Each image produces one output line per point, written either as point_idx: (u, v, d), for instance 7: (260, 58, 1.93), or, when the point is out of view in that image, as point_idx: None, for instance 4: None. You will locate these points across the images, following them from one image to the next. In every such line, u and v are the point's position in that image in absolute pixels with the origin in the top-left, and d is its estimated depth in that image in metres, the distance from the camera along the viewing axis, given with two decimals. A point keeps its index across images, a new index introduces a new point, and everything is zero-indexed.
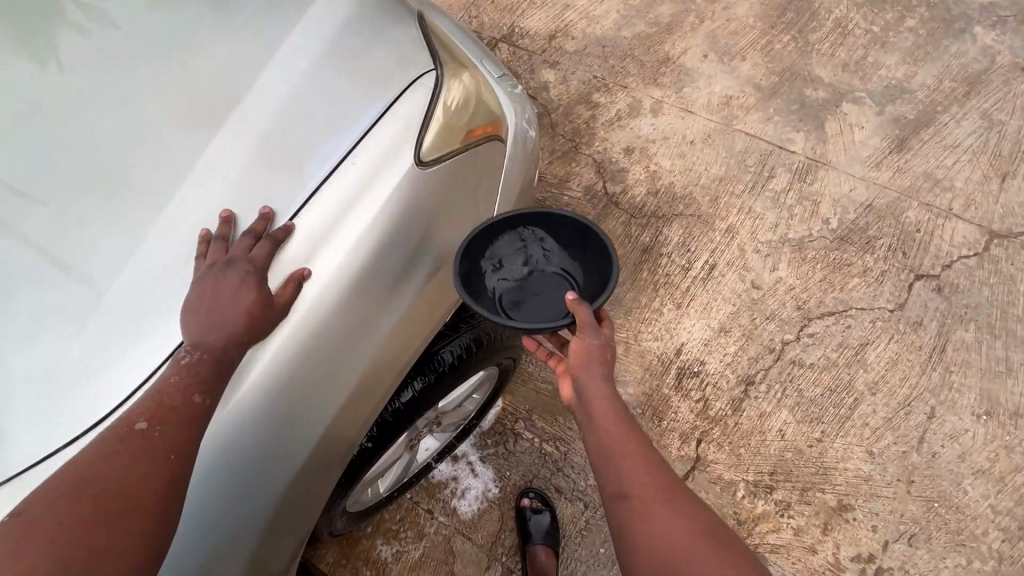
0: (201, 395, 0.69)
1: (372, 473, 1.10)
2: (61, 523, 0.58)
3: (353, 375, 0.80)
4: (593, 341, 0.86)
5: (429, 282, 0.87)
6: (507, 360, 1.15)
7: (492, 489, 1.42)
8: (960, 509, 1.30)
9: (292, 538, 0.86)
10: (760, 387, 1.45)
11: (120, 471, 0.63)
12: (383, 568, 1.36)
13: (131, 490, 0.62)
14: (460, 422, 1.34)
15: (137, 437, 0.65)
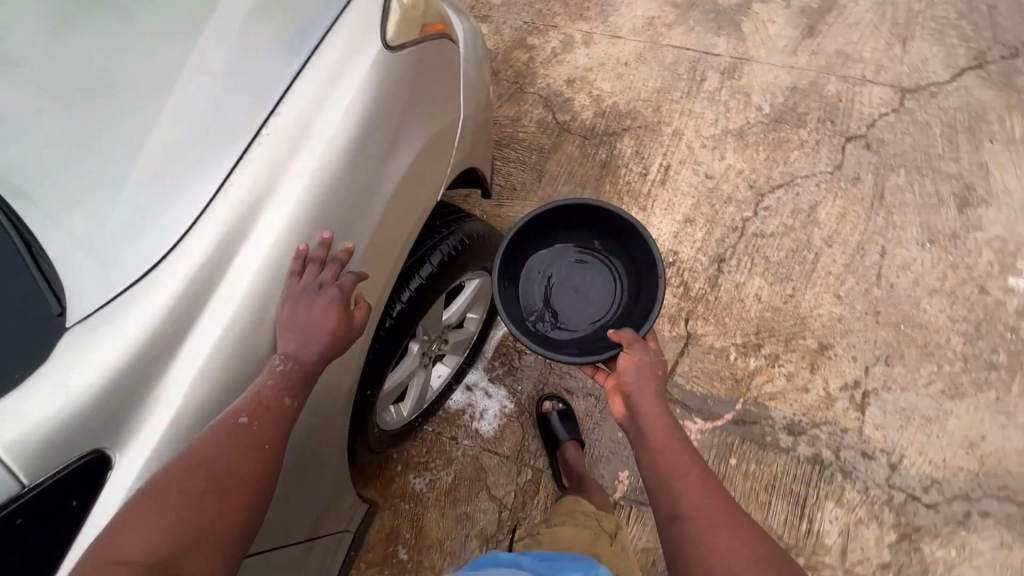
0: (292, 398, 0.67)
1: (391, 389, 1.16)
2: (153, 541, 0.53)
3: None
4: (642, 356, 0.94)
5: (405, 187, 0.85)
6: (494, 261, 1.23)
7: (507, 405, 1.49)
8: (923, 325, 1.44)
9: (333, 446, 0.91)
10: (731, 262, 1.57)
11: (222, 477, 0.59)
12: (420, 498, 1.41)
13: (235, 487, 0.60)
14: (467, 344, 1.41)
15: (237, 432, 0.61)
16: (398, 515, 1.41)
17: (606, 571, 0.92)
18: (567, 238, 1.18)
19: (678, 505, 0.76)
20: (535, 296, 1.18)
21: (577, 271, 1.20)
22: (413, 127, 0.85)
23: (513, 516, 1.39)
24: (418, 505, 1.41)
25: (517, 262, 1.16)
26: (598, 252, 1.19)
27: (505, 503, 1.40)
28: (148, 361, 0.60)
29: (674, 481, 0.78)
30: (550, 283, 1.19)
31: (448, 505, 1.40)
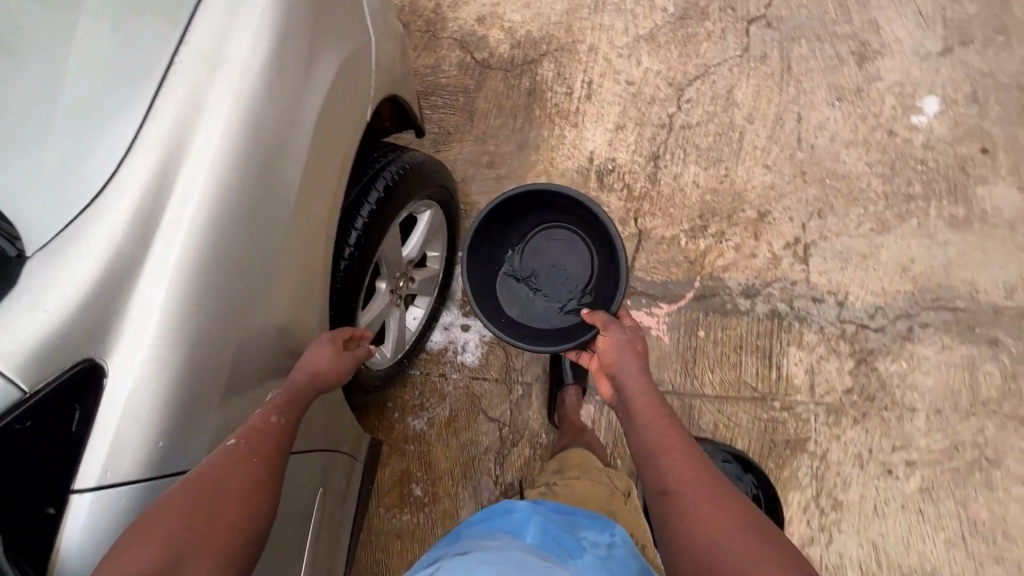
0: (277, 415, 0.77)
1: (369, 328, 1.19)
2: (155, 543, 0.60)
3: (283, 217, 0.80)
4: (619, 336, 1.02)
5: (327, 117, 0.87)
6: (435, 189, 1.26)
7: (486, 333, 1.55)
8: (845, 176, 1.56)
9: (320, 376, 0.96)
10: (665, 157, 1.65)
11: (218, 492, 0.66)
12: (423, 437, 1.47)
13: (229, 504, 0.67)
14: (435, 283, 1.45)
15: (229, 452, 0.70)
16: (405, 457, 1.46)
17: (621, 529, 0.96)
18: (545, 215, 1.22)
19: (663, 479, 0.82)
20: (513, 277, 1.23)
21: (556, 247, 1.23)
22: (322, 54, 0.87)
23: (513, 431, 1.46)
24: (423, 443, 1.47)
25: (488, 248, 1.20)
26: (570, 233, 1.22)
27: (504, 421, 1.47)
28: (112, 290, 0.64)
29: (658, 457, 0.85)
30: (530, 262, 1.24)
31: (450, 436, 1.47)
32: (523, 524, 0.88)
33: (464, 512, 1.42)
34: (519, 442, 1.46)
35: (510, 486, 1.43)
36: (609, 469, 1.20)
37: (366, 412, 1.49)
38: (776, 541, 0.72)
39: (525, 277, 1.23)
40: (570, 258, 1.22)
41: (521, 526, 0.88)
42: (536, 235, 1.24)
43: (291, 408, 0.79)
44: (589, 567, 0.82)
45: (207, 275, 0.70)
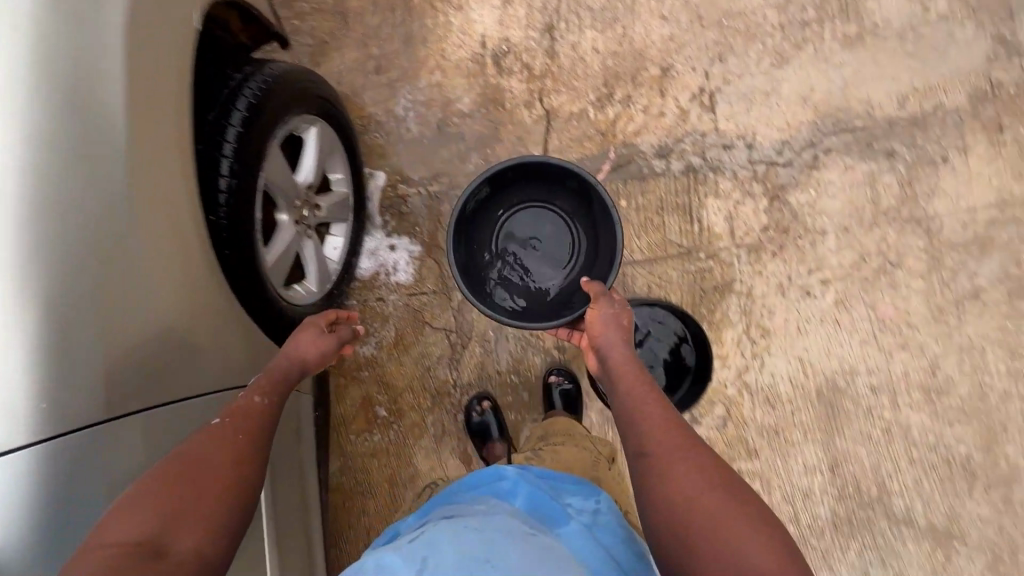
0: (261, 395, 0.91)
1: (281, 266, 1.14)
2: (144, 515, 0.67)
3: (124, 199, 0.76)
4: (606, 308, 1.06)
5: (141, 73, 0.79)
6: (310, 105, 1.16)
7: (414, 249, 1.52)
8: (741, 12, 1.52)
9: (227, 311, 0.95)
10: (560, 27, 1.55)
11: (202, 468, 0.75)
12: (376, 361, 1.49)
13: (211, 477, 0.75)
14: (348, 208, 1.39)
15: (214, 428, 0.81)
16: (363, 383, 1.49)
17: (605, 497, 0.98)
18: (534, 191, 1.27)
19: (644, 442, 0.85)
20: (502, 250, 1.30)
21: (543, 222, 1.31)
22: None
23: (461, 335, 1.49)
24: (377, 367, 1.49)
25: (473, 224, 1.25)
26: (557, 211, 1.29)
27: (450, 328, 1.49)
28: None
29: (640, 422, 0.88)
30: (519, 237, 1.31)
31: (402, 354, 1.49)
32: (511, 492, 0.93)
33: (431, 419, 1.48)
34: (469, 344, 1.48)
35: (469, 386, 1.48)
36: (590, 437, 1.27)
37: None
38: (751, 506, 0.75)
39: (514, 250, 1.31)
40: (555, 232, 1.30)
41: (509, 495, 0.92)
42: (523, 212, 1.30)
43: (272, 390, 0.93)
44: (572, 535, 0.85)
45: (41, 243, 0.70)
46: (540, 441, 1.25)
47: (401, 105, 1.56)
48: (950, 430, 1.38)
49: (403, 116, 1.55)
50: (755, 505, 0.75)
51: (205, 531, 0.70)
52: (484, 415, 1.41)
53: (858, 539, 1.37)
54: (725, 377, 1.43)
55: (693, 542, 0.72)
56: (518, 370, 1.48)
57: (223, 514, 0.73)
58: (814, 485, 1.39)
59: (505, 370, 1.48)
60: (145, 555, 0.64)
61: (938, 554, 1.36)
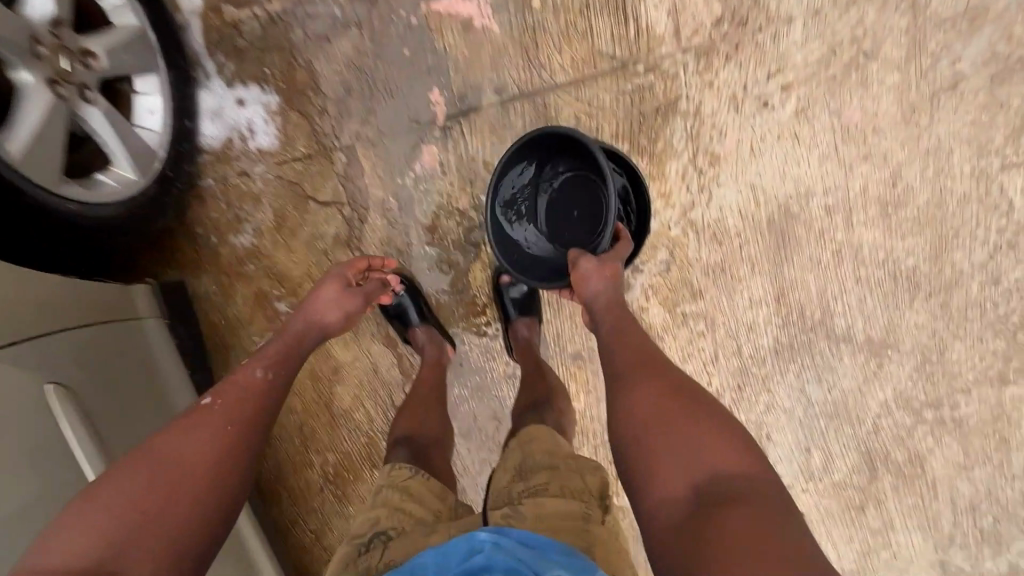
0: (262, 370, 0.90)
1: (35, 154, 0.85)
2: (106, 517, 0.69)
3: None
4: (585, 263, 1.04)
5: None
6: None
7: (270, 99, 1.16)
8: None
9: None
10: None
11: (178, 464, 0.76)
12: (259, 251, 1.23)
13: (181, 476, 0.75)
14: (151, 51, 0.99)
15: (201, 412, 0.83)
16: (251, 279, 1.24)
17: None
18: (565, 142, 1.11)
19: (620, 371, 0.91)
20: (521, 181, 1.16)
21: (571, 223, 1.18)
22: None
23: (356, 208, 1.21)
24: (262, 258, 1.23)
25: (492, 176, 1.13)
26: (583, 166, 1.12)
27: (340, 201, 1.21)
28: None
29: (616, 354, 0.94)
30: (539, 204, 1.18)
31: (288, 238, 1.22)
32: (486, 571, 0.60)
33: None
34: (368, 217, 1.22)
35: None
36: (589, 465, 0.81)
37: (176, 245, 1.22)
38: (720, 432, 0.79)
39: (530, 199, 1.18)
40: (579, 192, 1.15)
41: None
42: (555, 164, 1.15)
43: (278, 367, 0.92)
44: None
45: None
46: (512, 475, 0.81)
47: None
48: (901, 244, 1.29)
49: None
50: (722, 430, 0.79)
51: (183, 524, 0.72)
52: (399, 299, 1.21)
53: (798, 362, 1.36)
54: (668, 217, 1.26)
55: (652, 462, 0.79)
56: (432, 240, 1.24)
57: (203, 503, 0.75)
58: (758, 317, 1.32)
59: (417, 242, 1.24)
60: None
61: (870, 364, 1.37)
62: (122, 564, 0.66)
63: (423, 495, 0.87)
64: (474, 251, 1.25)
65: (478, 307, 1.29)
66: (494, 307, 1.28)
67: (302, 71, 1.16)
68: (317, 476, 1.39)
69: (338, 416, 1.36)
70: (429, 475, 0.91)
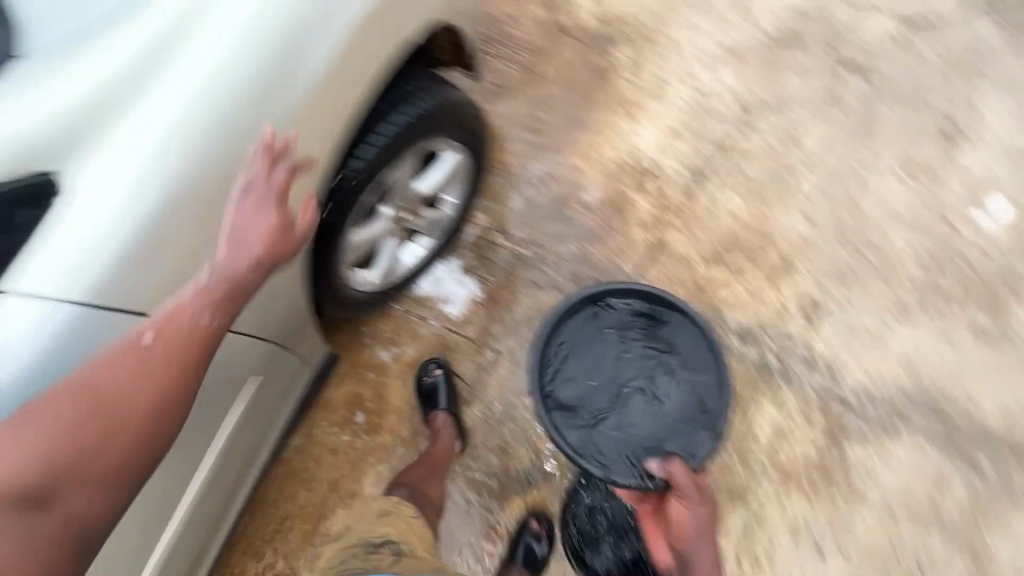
0: (207, 315, 0.70)
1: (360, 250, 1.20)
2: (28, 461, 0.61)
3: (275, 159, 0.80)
4: (693, 504, 0.99)
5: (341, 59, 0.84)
6: (448, 136, 1.21)
7: (478, 292, 1.55)
8: (884, 250, 1.51)
9: (291, 208, 0.86)
10: (710, 176, 1.60)
11: (107, 419, 0.65)
12: (385, 368, 1.50)
13: (105, 444, 0.65)
14: (442, 226, 1.44)
15: (139, 350, 0.66)
16: (363, 383, 1.49)
17: None
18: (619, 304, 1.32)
19: None
20: (617, 337, 1.29)
21: (640, 360, 1.27)
22: None
23: (471, 391, 1.48)
24: (383, 375, 1.50)
25: (578, 330, 1.31)
26: (640, 320, 1.30)
27: (465, 379, 1.49)
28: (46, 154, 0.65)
29: None
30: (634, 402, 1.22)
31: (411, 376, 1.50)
32: None
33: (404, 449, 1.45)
34: (473, 404, 1.47)
35: None
36: None
37: (337, 328, 1.50)
38: None
39: (626, 353, 1.27)
40: (645, 340, 1.29)
41: None
42: (612, 312, 1.32)
43: (224, 308, 0.71)
44: None
45: (219, 59, 0.72)
46: None
47: (538, 165, 1.63)
48: None
49: (536, 175, 1.62)
50: None
51: (80, 511, 0.64)
52: (433, 387, 1.43)
53: None
54: None
55: None
56: (502, 452, 1.44)
57: (106, 485, 0.66)
58: None
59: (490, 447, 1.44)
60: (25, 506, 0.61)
61: None
62: (56, 496, 0.63)
63: (417, 533, 1.02)
64: (525, 487, 1.42)
65: (495, 532, 1.40)
66: (506, 541, 1.39)
67: (508, 292, 1.54)
68: (257, 569, 1.39)
69: (320, 532, 1.41)
70: (416, 518, 1.08)
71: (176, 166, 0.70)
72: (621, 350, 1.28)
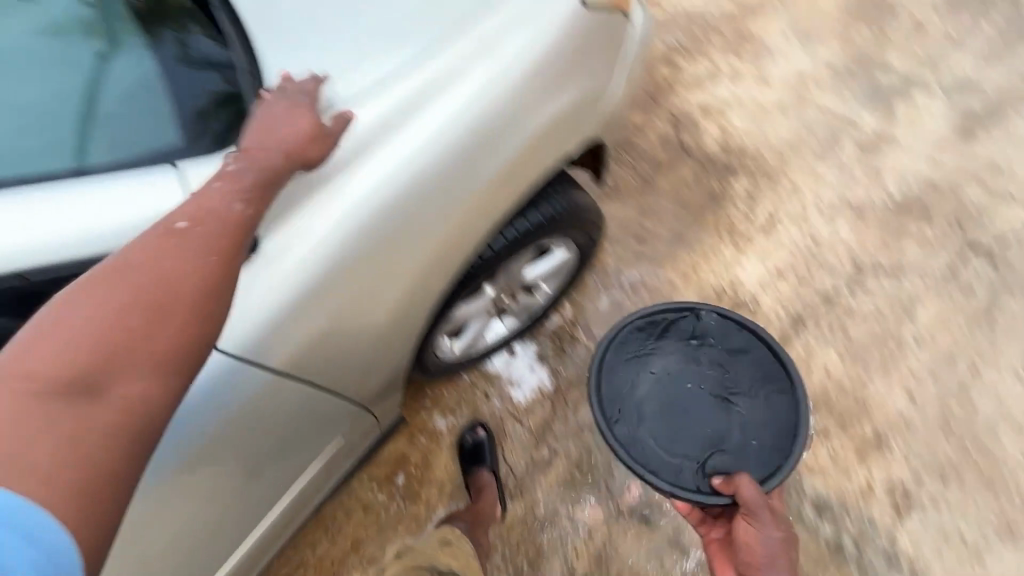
0: (241, 203, 0.67)
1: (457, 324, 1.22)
2: (82, 351, 0.56)
3: (424, 245, 0.87)
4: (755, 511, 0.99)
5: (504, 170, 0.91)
6: (568, 237, 1.24)
7: (547, 383, 1.52)
8: (992, 452, 1.38)
9: (422, 283, 0.91)
10: (809, 325, 1.55)
11: (156, 293, 0.61)
12: (437, 436, 1.47)
13: (155, 322, 0.60)
14: (529, 312, 1.46)
15: (176, 235, 0.64)
16: (412, 446, 1.47)
17: None
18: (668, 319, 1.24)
19: None
20: (671, 358, 1.21)
21: (701, 378, 1.19)
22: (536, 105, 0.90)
23: (518, 484, 1.43)
24: (434, 442, 1.47)
25: (631, 347, 1.22)
26: (701, 335, 1.22)
27: (515, 470, 1.44)
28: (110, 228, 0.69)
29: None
30: (688, 403, 1.16)
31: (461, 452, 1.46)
32: None
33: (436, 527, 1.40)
34: (517, 499, 1.42)
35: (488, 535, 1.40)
36: None
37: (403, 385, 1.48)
38: None
39: (682, 375, 1.19)
40: (707, 356, 1.21)
41: None
42: (665, 325, 1.23)
43: (263, 196, 0.69)
44: None
45: (414, 150, 0.80)
46: None
47: (634, 272, 1.63)
48: None
49: (630, 281, 1.62)
50: None
51: (138, 398, 0.58)
52: (478, 441, 1.43)
53: None
54: None
55: None
56: (536, 559, 1.37)
57: (165, 383, 0.60)
58: None
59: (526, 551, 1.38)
60: (77, 391, 0.55)
61: None
62: (114, 381, 0.57)
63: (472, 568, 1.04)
64: None
65: None
66: None
67: (577, 392, 1.51)
68: None
69: None
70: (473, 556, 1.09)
71: (348, 238, 0.78)
72: (678, 369, 1.20)
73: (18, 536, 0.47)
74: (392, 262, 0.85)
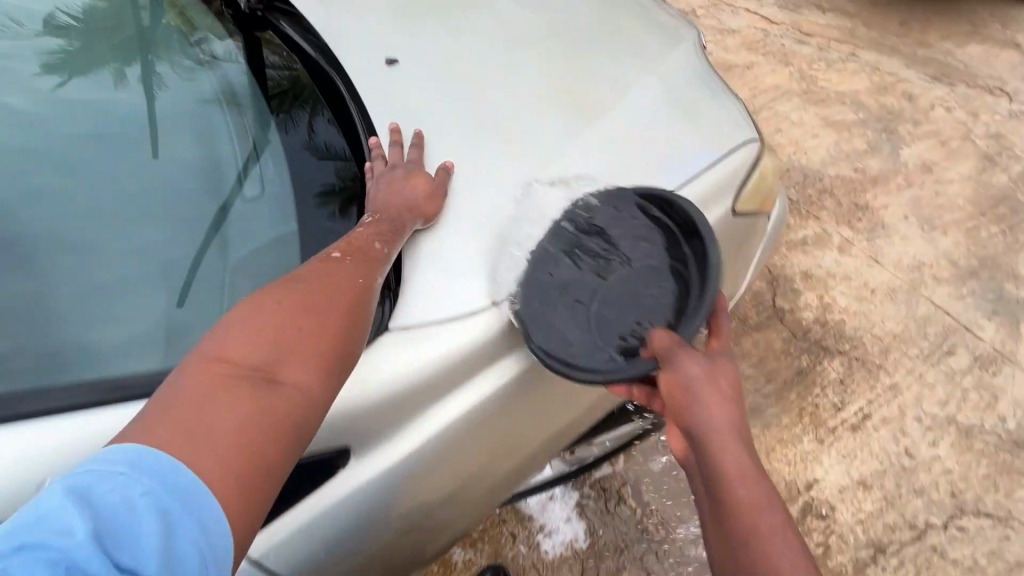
0: (380, 243, 0.84)
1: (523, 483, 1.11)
2: (255, 338, 0.63)
3: (522, 437, 0.94)
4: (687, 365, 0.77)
5: None
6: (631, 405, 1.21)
7: (581, 539, 1.38)
8: None
9: (511, 463, 0.98)
10: (890, 557, 1.36)
11: (320, 296, 0.71)
12: (452, 569, 1.35)
13: (317, 322, 0.68)
14: (579, 460, 1.34)
15: (335, 259, 0.78)
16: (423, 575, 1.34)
17: None
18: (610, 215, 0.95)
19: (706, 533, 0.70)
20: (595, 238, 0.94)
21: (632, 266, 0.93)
22: None
23: None
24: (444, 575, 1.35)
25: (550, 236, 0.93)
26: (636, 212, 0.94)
27: None
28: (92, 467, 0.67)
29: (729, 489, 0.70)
30: (619, 277, 0.93)
31: None
32: None
33: None
34: None
35: None
36: None
37: None
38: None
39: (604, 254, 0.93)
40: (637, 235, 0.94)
41: None
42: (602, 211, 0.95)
43: (392, 237, 0.86)
44: None
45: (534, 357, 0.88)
46: None
47: None
48: None
49: None
50: None
51: (302, 383, 0.63)
52: None
53: None
54: None
55: None
56: None
57: (320, 378, 0.65)
58: None
59: None
60: (256, 377, 0.60)
61: None
62: (282, 369, 0.62)
63: None
64: None
65: None
66: None
67: (612, 562, 1.36)
68: None
69: None
70: None
71: (463, 435, 0.85)
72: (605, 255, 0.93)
73: (173, 493, 0.50)
74: (490, 450, 0.90)
